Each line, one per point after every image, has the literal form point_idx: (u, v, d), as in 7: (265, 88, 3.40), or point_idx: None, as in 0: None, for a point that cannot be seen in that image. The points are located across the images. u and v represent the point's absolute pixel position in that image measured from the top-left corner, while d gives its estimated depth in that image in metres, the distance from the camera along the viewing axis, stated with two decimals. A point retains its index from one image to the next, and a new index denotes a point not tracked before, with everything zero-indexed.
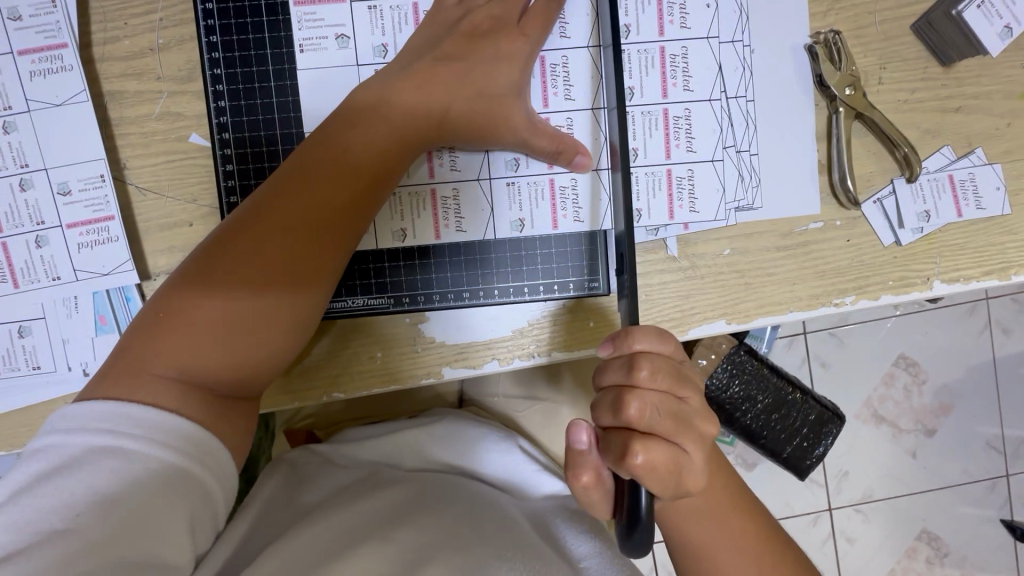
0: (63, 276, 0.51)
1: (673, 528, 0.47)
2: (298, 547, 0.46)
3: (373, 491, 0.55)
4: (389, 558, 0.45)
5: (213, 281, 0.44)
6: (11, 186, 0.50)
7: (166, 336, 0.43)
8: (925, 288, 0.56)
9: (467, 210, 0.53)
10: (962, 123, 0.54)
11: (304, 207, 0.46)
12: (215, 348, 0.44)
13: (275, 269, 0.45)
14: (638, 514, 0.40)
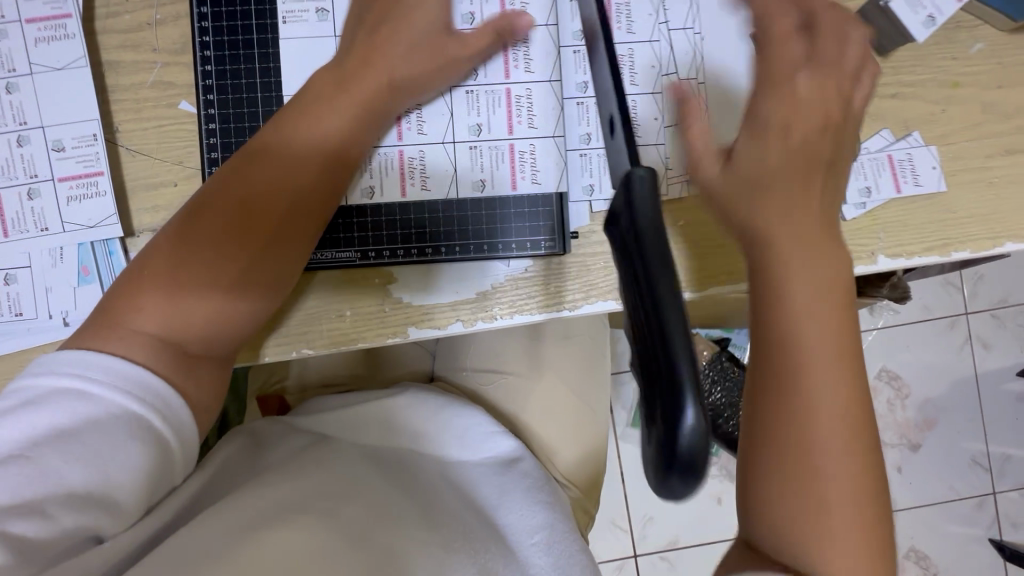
0: (51, 227, 0.54)
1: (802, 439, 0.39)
2: (237, 509, 0.47)
3: (326, 465, 0.56)
4: (324, 534, 0.46)
5: (188, 242, 0.46)
6: (9, 142, 0.54)
7: (144, 294, 0.45)
8: (870, 262, 0.58)
9: (432, 174, 0.57)
10: (899, 108, 0.58)
11: (277, 172, 0.49)
12: (185, 309, 0.46)
13: (248, 230, 0.47)
14: (679, 447, 0.22)
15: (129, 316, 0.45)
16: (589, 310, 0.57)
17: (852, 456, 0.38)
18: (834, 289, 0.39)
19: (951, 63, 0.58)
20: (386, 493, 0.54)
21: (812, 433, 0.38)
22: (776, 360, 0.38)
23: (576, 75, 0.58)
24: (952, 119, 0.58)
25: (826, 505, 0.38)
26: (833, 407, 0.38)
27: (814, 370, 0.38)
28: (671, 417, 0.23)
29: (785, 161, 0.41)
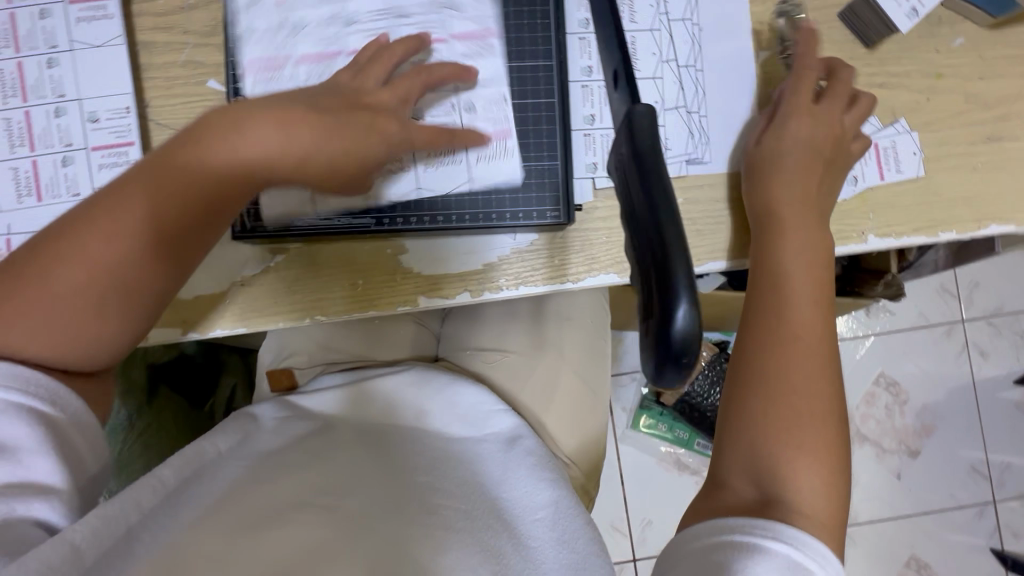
0: (82, 193, 0.57)
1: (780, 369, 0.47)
2: (246, 505, 0.47)
3: (324, 455, 0.57)
4: (325, 526, 0.48)
5: (68, 256, 0.44)
6: (47, 113, 0.57)
7: (15, 301, 0.43)
8: (860, 241, 0.61)
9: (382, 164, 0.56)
10: (887, 97, 0.62)
11: (175, 199, 0.46)
12: (58, 323, 0.44)
13: (141, 256, 0.46)
14: (674, 342, 0.26)
15: (16, 311, 0.43)
16: (592, 282, 0.60)
17: (824, 382, 0.47)
18: (808, 249, 0.52)
19: (934, 56, 0.62)
20: (390, 481, 0.56)
21: (793, 358, 0.48)
22: (771, 299, 0.50)
23: (581, 59, 0.60)
24: (937, 108, 0.62)
25: (799, 422, 0.46)
26: (806, 337, 0.48)
27: (796, 310, 0.49)
28: (666, 312, 0.26)
29: (810, 168, 0.55)
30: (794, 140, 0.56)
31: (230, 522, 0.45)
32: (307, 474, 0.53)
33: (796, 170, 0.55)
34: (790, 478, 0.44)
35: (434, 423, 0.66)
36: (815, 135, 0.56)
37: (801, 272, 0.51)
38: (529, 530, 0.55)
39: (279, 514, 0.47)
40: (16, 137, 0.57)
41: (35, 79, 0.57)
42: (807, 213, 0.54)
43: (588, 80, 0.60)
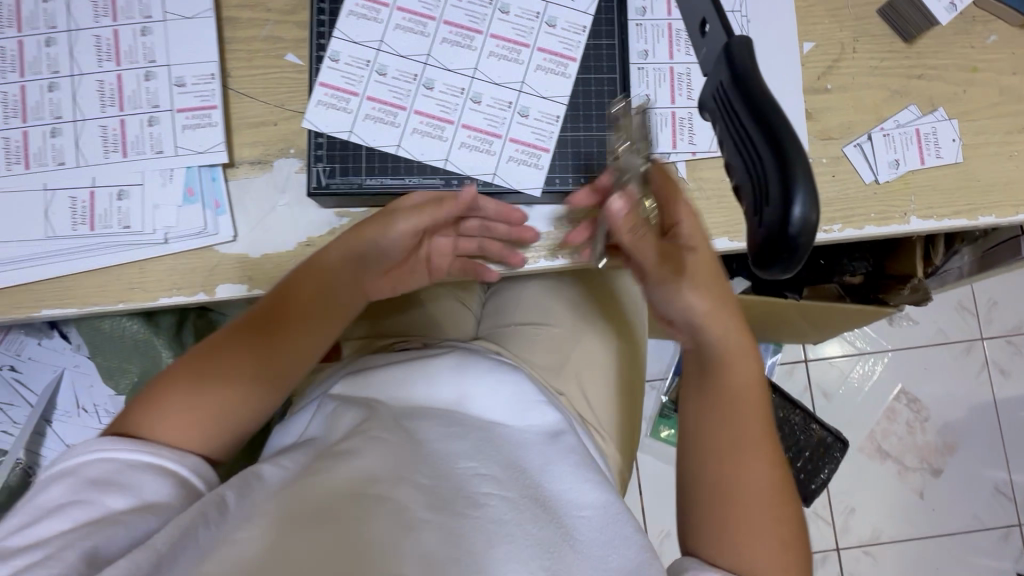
0: (165, 151, 0.61)
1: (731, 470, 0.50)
2: (298, 500, 0.45)
3: (381, 440, 0.54)
4: (385, 522, 0.44)
5: (235, 359, 0.53)
6: (138, 76, 0.61)
7: (177, 405, 0.51)
8: (903, 222, 0.64)
9: (434, 133, 0.60)
10: (925, 87, 0.65)
11: (310, 308, 0.56)
12: (207, 416, 0.51)
13: (283, 357, 0.55)
14: (787, 234, 0.27)
15: (171, 407, 0.50)
16: None
17: (774, 481, 0.49)
18: (737, 354, 0.53)
19: (968, 51, 0.66)
20: (431, 468, 0.51)
21: (745, 459, 0.50)
22: (715, 399, 0.52)
23: (638, 43, 0.63)
24: (972, 100, 0.65)
25: (759, 529, 0.48)
26: (750, 443, 0.50)
27: (736, 417, 0.51)
28: (782, 206, 0.27)
29: (711, 273, 0.53)
30: (693, 239, 0.52)
31: (287, 519, 0.43)
32: (340, 473, 0.49)
33: (705, 275, 0.52)
34: (751, 555, 0.47)
35: (475, 408, 0.62)
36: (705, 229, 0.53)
37: (734, 375, 0.52)
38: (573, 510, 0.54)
39: (312, 518, 0.44)
40: (107, 98, 0.61)
41: (129, 45, 0.61)
42: (730, 328, 0.53)
43: (642, 65, 0.63)
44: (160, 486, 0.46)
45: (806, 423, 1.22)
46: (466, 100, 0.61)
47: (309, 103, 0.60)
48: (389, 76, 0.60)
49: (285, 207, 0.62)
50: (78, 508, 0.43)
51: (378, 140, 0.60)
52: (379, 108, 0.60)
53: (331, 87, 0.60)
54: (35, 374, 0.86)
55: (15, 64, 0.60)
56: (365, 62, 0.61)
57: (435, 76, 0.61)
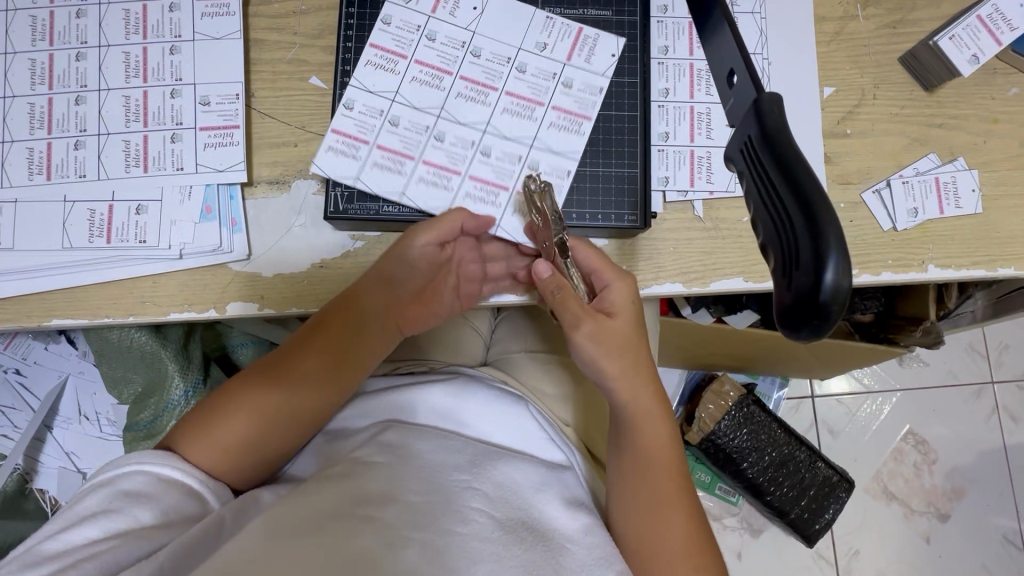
0: (186, 168, 0.61)
1: (642, 521, 0.55)
2: (282, 514, 0.46)
3: (376, 456, 0.54)
4: (372, 535, 0.45)
5: (287, 374, 0.57)
6: (164, 94, 0.62)
7: (231, 417, 0.55)
8: (921, 270, 0.63)
9: (443, 183, 0.60)
10: (945, 136, 0.65)
11: (360, 328, 0.59)
12: (266, 429, 0.56)
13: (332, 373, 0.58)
14: (818, 299, 0.26)
15: (231, 417, 0.55)
16: (659, 289, 0.62)
17: (684, 530, 0.55)
18: (651, 421, 0.58)
19: (989, 102, 0.66)
20: (421, 485, 0.52)
21: (659, 513, 0.56)
22: (639, 461, 0.57)
23: (659, 82, 0.64)
24: (993, 151, 0.65)
25: (676, 567, 0.54)
26: (665, 498, 0.56)
27: (654, 477, 0.57)
28: (813, 270, 0.26)
29: (637, 337, 0.58)
30: (621, 308, 0.57)
31: (272, 530, 0.44)
32: (331, 488, 0.50)
33: (631, 342, 0.57)
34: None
35: (473, 436, 0.62)
36: (632, 294, 0.57)
37: (648, 441, 0.58)
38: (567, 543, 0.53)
39: (301, 530, 0.44)
40: (132, 113, 0.61)
41: (157, 63, 0.62)
42: (644, 397, 0.58)
43: (663, 103, 0.64)
44: (183, 500, 0.49)
45: (812, 460, 1.17)
46: (474, 152, 0.61)
47: (320, 150, 0.60)
48: (402, 126, 0.61)
49: (300, 228, 0.62)
50: (113, 517, 0.46)
51: (384, 186, 0.60)
52: (389, 155, 0.61)
53: (343, 135, 0.61)
54: (40, 378, 0.85)
55: (44, 76, 0.61)
56: (378, 111, 0.61)
57: (447, 128, 0.61)
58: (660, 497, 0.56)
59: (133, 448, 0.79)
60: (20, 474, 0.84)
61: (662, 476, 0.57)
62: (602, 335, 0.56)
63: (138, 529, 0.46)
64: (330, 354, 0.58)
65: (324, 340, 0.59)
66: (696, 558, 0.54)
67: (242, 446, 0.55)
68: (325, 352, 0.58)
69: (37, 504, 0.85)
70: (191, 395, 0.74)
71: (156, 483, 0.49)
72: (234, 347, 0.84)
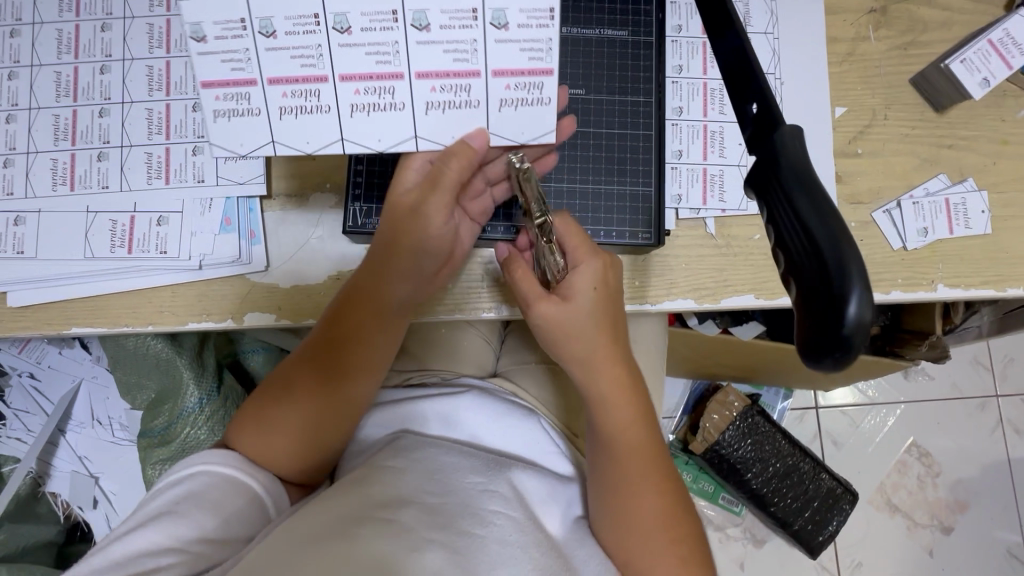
0: (206, 180, 0.62)
1: (625, 512, 0.56)
2: (302, 522, 0.47)
3: (391, 461, 0.55)
4: (392, 539, 0.46)
5: (315, 374, 0.58)
6: (186, 106, 0.63)
7: (272, 423, 0.57)
8: (930, 290, 0.64)
9: (455, 102, 0.51)
10: (955, 157, 0.66)
11: (374, 316, 0.58)
12: (307, 427, 0.57)
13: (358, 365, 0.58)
14: (841, 331, 0.27)
15: (272, 423, 0.57)
16: (671, 306, 0.63)
17: (664, 512, 0.56)
18: (617, 403, 0.57)
19: (998, 124, 0.66)
20: (436, 489, 0.53)
21: (638, 497, 0.56)
22: (620, 447, 0.57)
23: (673, 100, 0.65)
24: (1002, 172, 0.66)
25: (661, 558, 0.55)
26: (636, 478, 0.56)
27: (622, 459, 0.57)
28: (835, 307, 0.27)
29: (605, 317, 0.56)
30: (581, 292, 0.54)
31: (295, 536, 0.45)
32: (349, 492, 0.51)
33: (592, 326, 0.55)
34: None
35: (486, 444, 0.63)
36: (602, 275, 0.55)
37: (614, 425, 0.57)
38: (576, 551, 0.55)
39: (325, 536, 0.46)
40: (154, 126, 0.63)
41: (179, 77, 0.63)
42: (609, 380, 0.57)
43: (676, 122, 0.65)
44: (237, 503, 0.52)
45: (816, 472, 1.17)
46: (405, 28, 0.49)
47: (265, 121, 0.52)
48: (282, 34, 0.49)
49: (317, 241, 0.63)
50: (174, 522, 0.48)
51: (385, 136, 0.53)
52: (318, 92, 0.51)
53: (223, 83, 0.51)
54: (55, 382, 0.86)
55: (69, 88, 0.63)
56: (240, 23, 0.49)
57: (342, 8, 0.48)
58: (637, 482, 0.56)
59: (148, 454, 0.80)
60: (33, 478, 0.85)
61: (639, 459, 0.57)
62: (557, 319, 0.55)
63: (196, 535, 0.48)
64: (359, 346, 0.58)
65: (346, 334, 0.57)
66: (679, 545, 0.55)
67: (293, 450, 0.57)
68: (352, 345, 0.58)
69: (49, 507, 0.86)
70: (204, 403, 0.75)
71: (214, 487, 0.52)
72: (245, 352, 0.85)
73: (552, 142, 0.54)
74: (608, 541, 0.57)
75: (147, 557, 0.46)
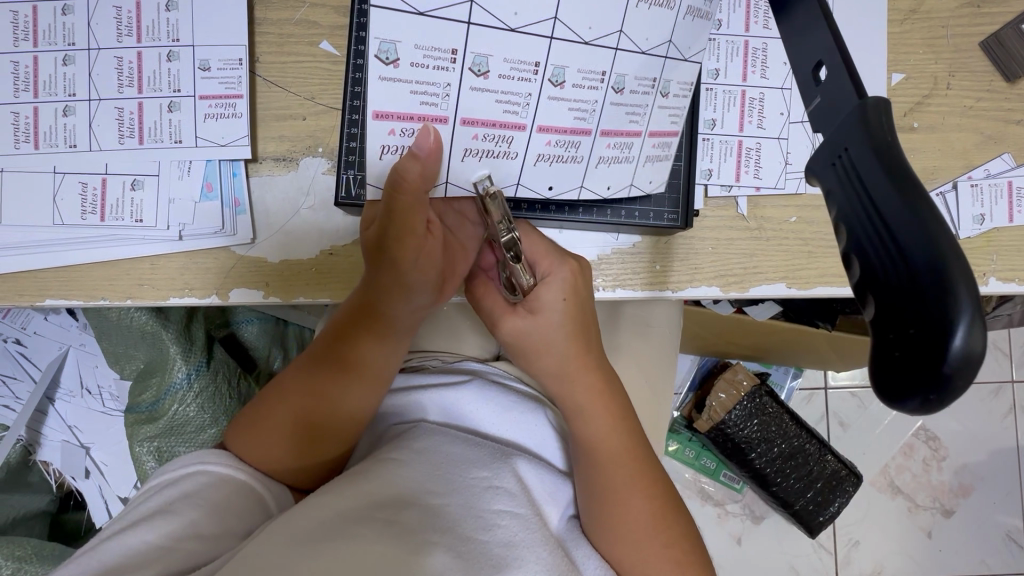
0: (184, 140, 0.56)
1: (615, 511, 0.52)
2: (289, 521, 0.43)
3: (388, 455, 0.51)
4: (393, 539, 0.42)
5: (322, 371, 0.54)
6: (160, 55, 0.56)
7: (267, 420, 0.53)
8: (981, 283, 0.58)
9: (614, 149, 0.49)
10: (1022, 135, 0.59)
11: (370, 313, 0.52)
12: (311, 421, 0.53)
13: (370, 352, 0.54)
14: (942, 367, 0.21)
15: (269, 421, 0.53)
16: (693, 293, 0.58)
17: (654, 509, 0.53)
18: (595, 409, 0.53)
19: None
20: (438, 484, 0.48)
21: (625, 497, 0.53)
22: (610, 449, 0.53)
23: (708, 61, 0.57)
24: None
25: (651, 554, 0.52)
26: (625, 479, 0.53)
27: (609, 466, 0.53)
28: (936, 334, 0.21)
29: (577, 323, 0.52)
30: (548, 304, 0.51)
31: (287, 535, 0.41)
32: (349, 488, 0.46)
33: (563, 334, 0.52)
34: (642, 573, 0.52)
35: (490, 437, 0.59)
36: (571, 284, 0.51)
37: (597, 430, 0.54)
38: (579, 550, 0.51)
39: (318, 537, 0.41)
40: (125, 77, 0.56)
41: (151, 20, 0.56)
42: (580, 386, 0.53)
43: (712, 87, 0.57)
44: (232, 496, 0.48)
45: (821, 453, 1.14)
46: (606, 90, 0.46)
47: (443, 161, 0.46)
48: (495, 74, 0.43)
49: (308, 211, 0.58)
50: (165, 521, 0.44)
51: (557, 185, 0.51)
52: (512, 139, 0.46)
53: (402, 116, 0.43)
54: (41, 349, 0.83)
55: (28, 32, 0.55)
56: (449, 54, 0.41)
57: (562, 60, 0.44)
58: (625, 481, 0.53)
59: (135, 429, 0.77)
60: (23, 446, 0.83)
61: (626, 458, 0.54)
62: (524, 332, 0.52)
63: (188, 534, 0.44)
64: (380, 342, 0.54)
65: (372, 343, 0.54)
66: (668, 542, 0.53)
67: (287, 447, 0.53)
68: (370, 345, 0.54)
69: (40, 476, 0.84)
70: (193, 377, 0.71)
71: (209, 484, 0.48)
72: (238, 324, 0.81)
73: (622, 182, 0.52)
74: (599, 541, 0.53)
75: (134, 558, 0.41)
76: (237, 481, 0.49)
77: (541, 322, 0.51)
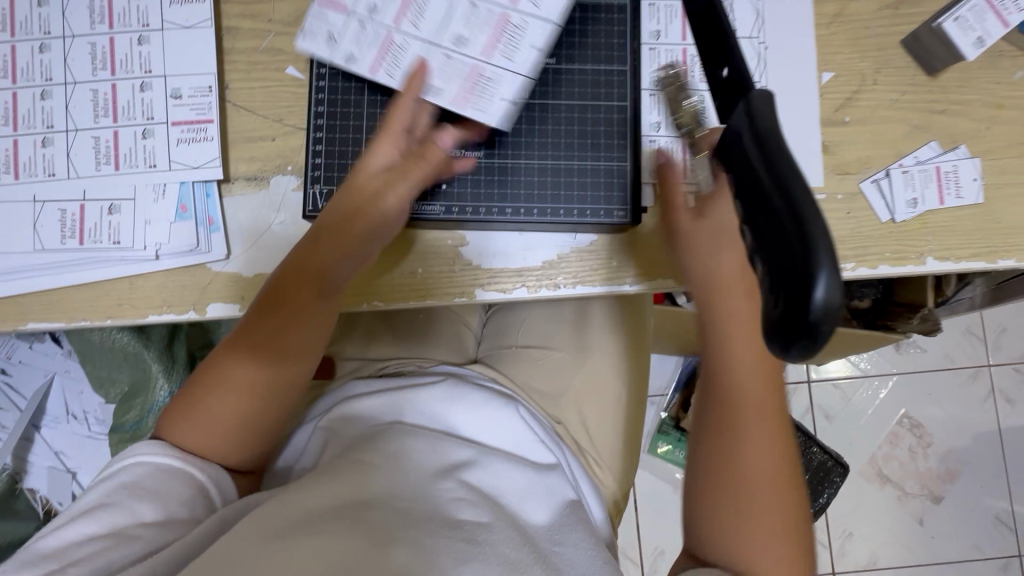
0: (158, 164, 0.59)
1: (762, 457, 0.51)
2: (265, 515, 0.45)
3: (363, 458, 0.53)
4: (361, 536, 0.43)
5: (252, 347, 0.54)
6: (133, 87, 0.59)
7: (202, 402, 0.54)
8: (920, 263, 0.61)
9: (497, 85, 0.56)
10: (948, 123, 0.63)
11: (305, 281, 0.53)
12: (241, 401, 0.54)
13: (298, 326, 0.54)
14: (810, 317, 0.24)
15: (204, 402, 0.54)
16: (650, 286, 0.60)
17: (784, 456, 0.51)
18: (762, 360, 0.52)
19: (994, 86, 0.63)
20: (409, 491, 0.50)
21: (764, 446, 0.51)
22: (771, 396, 0.52)
23: (651, 68, 0.62)
24: (996, 137, 0.62)
25: (769, 503, 0.50)
26: (777, 417, 0.52)
27: (768, 414, 0.52)
28: (804, 288, 0.24)
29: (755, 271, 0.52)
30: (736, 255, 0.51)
31: (262, 529, 0.43)
32: (322, 490, 0.48)
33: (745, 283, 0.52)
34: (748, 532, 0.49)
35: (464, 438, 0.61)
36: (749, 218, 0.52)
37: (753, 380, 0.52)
38: (552, 541, 0.54)
39: (290, 530, 0.43)
40: (101, 108, 0.59)
41: (124, 54, 0.59)
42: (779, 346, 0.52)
43: (654, 91, 0.61)
44: (181, 491, 0.50)
45: (807, 446, 1.17)
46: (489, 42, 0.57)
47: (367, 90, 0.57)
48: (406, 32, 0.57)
49: (280, 226, 0.60)
50: (111, 514, 0.46)
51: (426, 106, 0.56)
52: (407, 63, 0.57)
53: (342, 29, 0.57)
54: (27, 378, 0.84)
55: (7, 69, 0.59)
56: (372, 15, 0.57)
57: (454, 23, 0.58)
58: (778, 429, 0.51)
59: (120, 450, 0.78)
60: (10, 475, 0.84)
61: (777, 403, 0.52)
62: (714, 268, 0.52)
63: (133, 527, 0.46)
64: (308, 318, 0.55)
65: (298, 316, 0.54)
66: (784, 487, 0.50)
67: (226, 428, 0.54)
68: (299, 320, 0.54)
69: (28, 503, 0.85)
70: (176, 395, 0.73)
71: (156, 477, 0.50)
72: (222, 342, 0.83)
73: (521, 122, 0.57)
74: (707, 500, 0.52)
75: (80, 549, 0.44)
76: (189, 477, 0.51)
77: (720, 245, 0.52)
